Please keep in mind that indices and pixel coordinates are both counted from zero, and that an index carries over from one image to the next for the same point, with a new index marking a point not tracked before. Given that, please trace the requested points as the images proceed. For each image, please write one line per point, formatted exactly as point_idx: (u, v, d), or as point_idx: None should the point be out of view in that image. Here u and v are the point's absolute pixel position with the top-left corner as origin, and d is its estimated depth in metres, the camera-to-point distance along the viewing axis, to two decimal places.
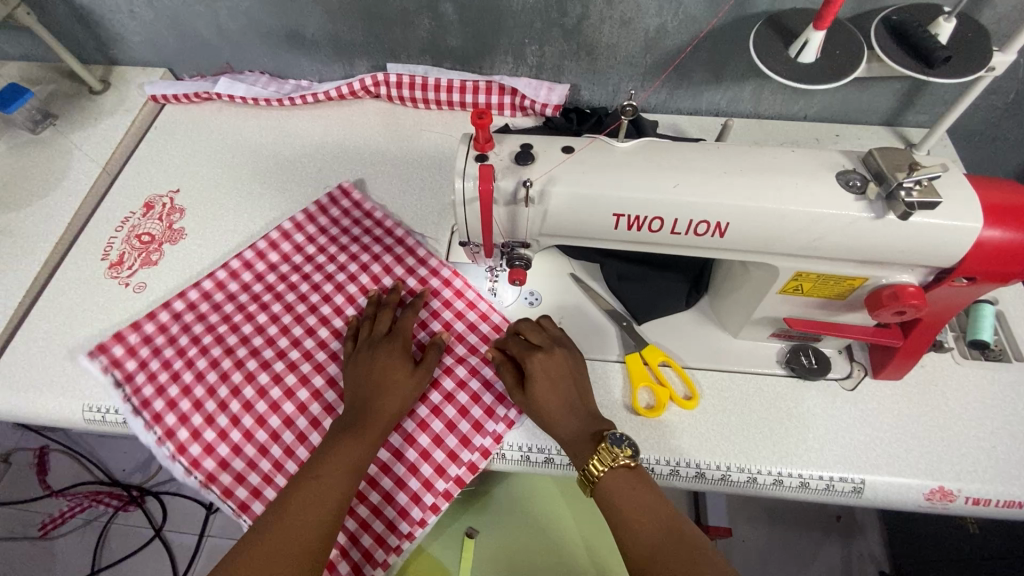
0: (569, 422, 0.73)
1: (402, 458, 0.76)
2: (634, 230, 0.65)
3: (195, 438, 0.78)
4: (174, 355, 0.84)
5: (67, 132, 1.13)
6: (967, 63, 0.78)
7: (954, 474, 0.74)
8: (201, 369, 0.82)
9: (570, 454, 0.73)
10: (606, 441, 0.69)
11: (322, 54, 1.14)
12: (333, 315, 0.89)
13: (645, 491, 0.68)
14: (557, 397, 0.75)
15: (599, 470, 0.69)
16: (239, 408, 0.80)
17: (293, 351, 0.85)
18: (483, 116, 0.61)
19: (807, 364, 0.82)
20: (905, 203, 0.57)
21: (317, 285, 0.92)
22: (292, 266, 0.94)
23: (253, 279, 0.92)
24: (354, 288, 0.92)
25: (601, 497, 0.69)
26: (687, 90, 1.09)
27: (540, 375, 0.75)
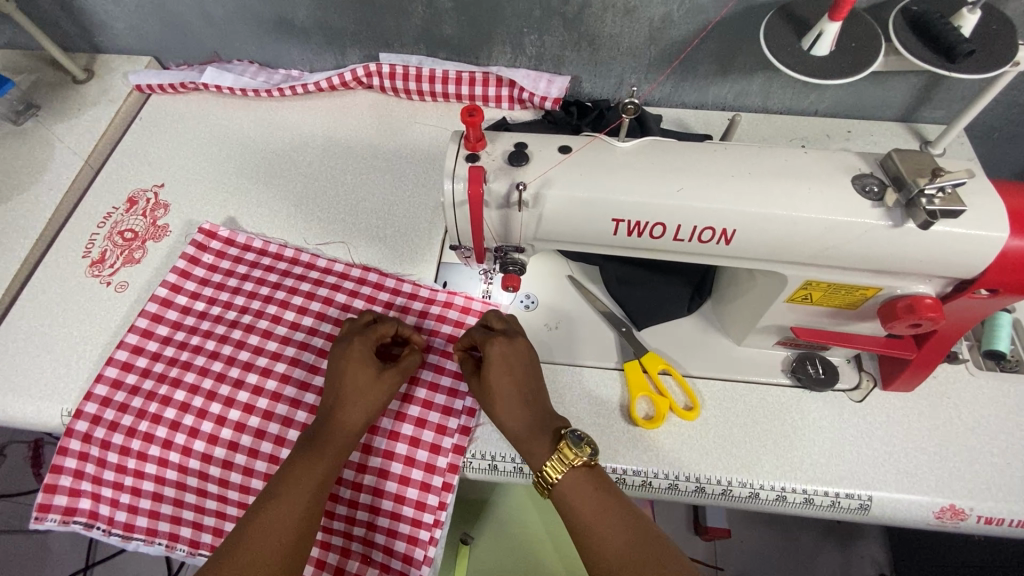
0: (526, 418, 0.68)
1: (389, 465, 0.72)
2: (635, 235, 0.61)
3: (171, 460, 0.74)
4: (121, 372, 0.79)
5: (49, 123, 1.09)
6: (991, 58, 0.73)
7: (966, 492, 0.71)
8: (159, 386, 0.77)
9: (524, 452, 0.68)
10: (567, 440, 0.65)
11: (313, 43, 1.09)
12: (302, 318, 0.83)
13: (606, 495, 0.64)
14: (514, 390, 0.69)
15: (556, 472, 0.64)
16: (206, 439, 0.74)
17: (259, 361, 0.79)
18: (474, 114, 0.56)
19: (815, 375, 0.78)
20: (927, 211, 0.53)
21: (293, 301, 0.85)
22: (267, 282, 0.87)
23: (214, 284, 0.87)
24: (323, 288, 0.86)
25: (558, 502, 0.65)
26: (692, 83, 1.04)
27: (500, 362, 0.70)
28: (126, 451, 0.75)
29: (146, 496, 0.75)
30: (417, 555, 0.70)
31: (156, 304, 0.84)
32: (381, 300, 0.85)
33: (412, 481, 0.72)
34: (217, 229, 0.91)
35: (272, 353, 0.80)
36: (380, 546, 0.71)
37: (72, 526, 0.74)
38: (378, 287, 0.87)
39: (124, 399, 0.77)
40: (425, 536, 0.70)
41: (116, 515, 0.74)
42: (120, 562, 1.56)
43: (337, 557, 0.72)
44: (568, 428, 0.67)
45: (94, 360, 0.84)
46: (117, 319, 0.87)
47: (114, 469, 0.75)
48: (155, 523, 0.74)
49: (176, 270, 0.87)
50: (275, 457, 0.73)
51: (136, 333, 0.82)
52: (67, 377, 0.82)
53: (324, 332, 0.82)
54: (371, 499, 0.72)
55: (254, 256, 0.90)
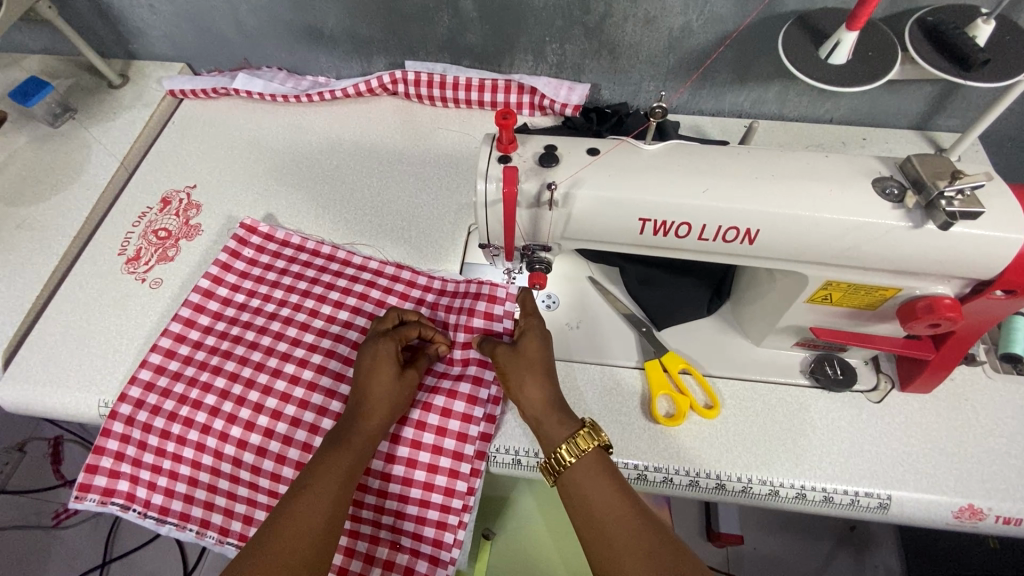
0: (547, 389, 0.70)
1: (417, 454, 0.74)
2: (661, 234, 0.63)
3: (207, 445, 0.77)
4: (165, 358, 0.82)
5: (85, 126, 1.13)
6: (1005, 67, 0.75)
7: (985, 493, 0.72)
8: (201, 373, 0.80)
9: (541, 434, 0.70)
10: (584, 429, 0.67)
11: (340, 50, 1.13)
12: (338, 312, 0.85)
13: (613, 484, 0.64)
14: (542, 362, 0.72)
15: (569, 457, 0.66)
16: (242, 426, 0.76)
17: (297, 352, 0.81)
18: (508, 117, 0.59)
19: (832, 375, 0.80)
20: (946, 212, 0.55)
21: (330, 295, 0.87)
22: (305, 276, 0.90)
23: (253, 278, 0.90)
24: (358, 284, 0.89)
25: (563, 487, 0.66)
26: (710, 91, 1.07)
27: (533, 334, 0.74)
28: (165, 435, 0.77)
29: (182, 480, 0.77)
30: (447, 539, 0.72)
31: (198, 294, 0.87)
32: (413, 297, 0.87)
33: (440, 468, 0.74)
34: (252, 234, 0.94)
35: (309, 345, 0.82)
36: (409, 533, 0.73)
37: (110, 506, 0.76)
38: (410, 284, 0.89)
39: (167, 384, 0.80)
40: (454, 520, 0.73)
41: (151, 501, 0.77)
42: (137, 558, 1.59)
43: (366, 545, 0.74)
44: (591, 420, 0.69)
45: (131, 352, 0.87)
46: (153, 313, 0.90)
47: (154, 452, 0.77)
48: (188, 508, 0.77)
49: (218, 263, 0.90)
50: (309, 445, 0.75)
51: (178, 322, 0.85)
52: (105, 367, 0.85)
53: (359, 326, 0.84)
54: (400, 487, 0.74)
55: (291, 252, 0.93)
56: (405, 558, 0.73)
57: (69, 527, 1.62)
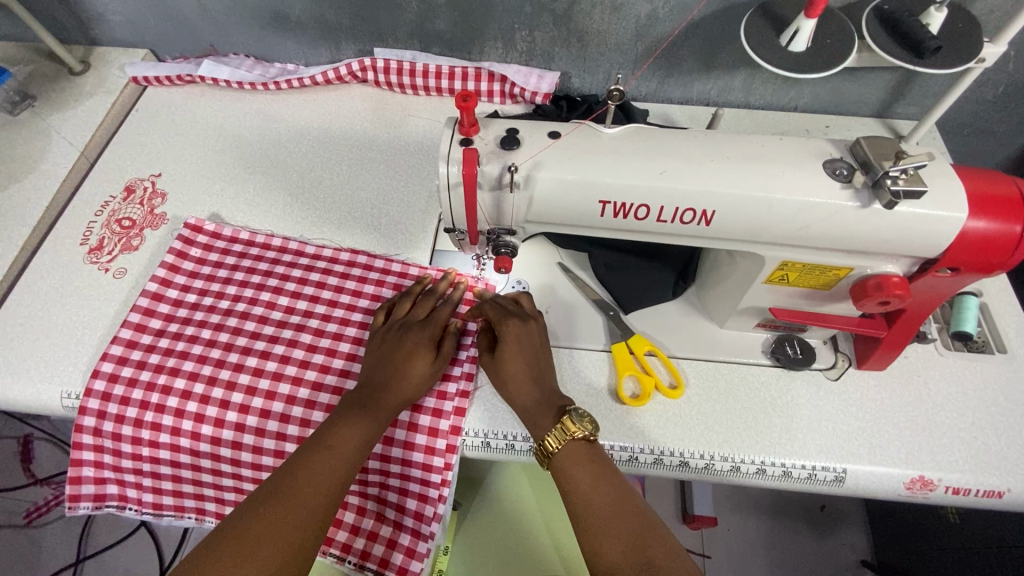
0: (535, 390, 0.73)
1: (395, 431, 0.76)
2: (620, 217, 0.64)
3: (182, 430, 0.78)
4: (154, 338, 0.82)
5: (44, 114, 1.10)
6: (956, 53, 0.77)
7: (934, 464, 0.75)
8: (165, 361, 0.80)
9: (529, 424, 0.73)
10: (568, 415, 0.69)
11: (309, 36, 1.12)
12: (331, 309, 0.85)
13: (598, 467, 0.66)
14: (523, 366, 0.74)
15: (554, 445, 0.68)
16: (216, 414, 0.78)
17: (258, 341, 0.82)
18: (467, 99, 0.59)
19: (792, 355, 0.82)
20: (891, 191, 0.57)
21: (317, 289, 0.87)
22: (298, 270, 0.90)
23: (211, 265, 0.90)
24: (314, 273, 0.89)
25: (558, 472, 0.67)
26: (678, 79, 1.08)
27: (513, 345, 0.74)
28: (139, 420, 0.78)
29: (165, 465, 0.81)
30: (427, 513, 0.76)
31: (155, 284, 0.87)
32: (371, 281, 0.89)
33: (417, 446, 0.76)
34: (204, 223, 0.94)
35: (270, 334, 0.83)
36: (393, 504, 0.78)
37: (107, 474, 0.82)
38: (367, 268, 0.90)
39: (131, 374, 0.79)
40: (434, 494, 0.76)
41: (144, 494, 0.83)
42: (112, 556, 1.57)
43: (353, 516, 0.80)
44: (571, 405, 0.70)
45: (97, 342, 0.85)
46: (118, 304, 0.89)
47: (130, 442, 0.79)
48: (178, 487, 0.83)
49: (173, 251, 0.90)
50: (280, 435, 0.77)
51: (138, 312, 0.84)
52: (74, 350, 0.84)
53: (319, 313, 0.85)
54: (379, 464, 0.77)
55: (245, 239, 0.93)
56: (388, 530, 0.78)
57: (40, 526, 1.59)
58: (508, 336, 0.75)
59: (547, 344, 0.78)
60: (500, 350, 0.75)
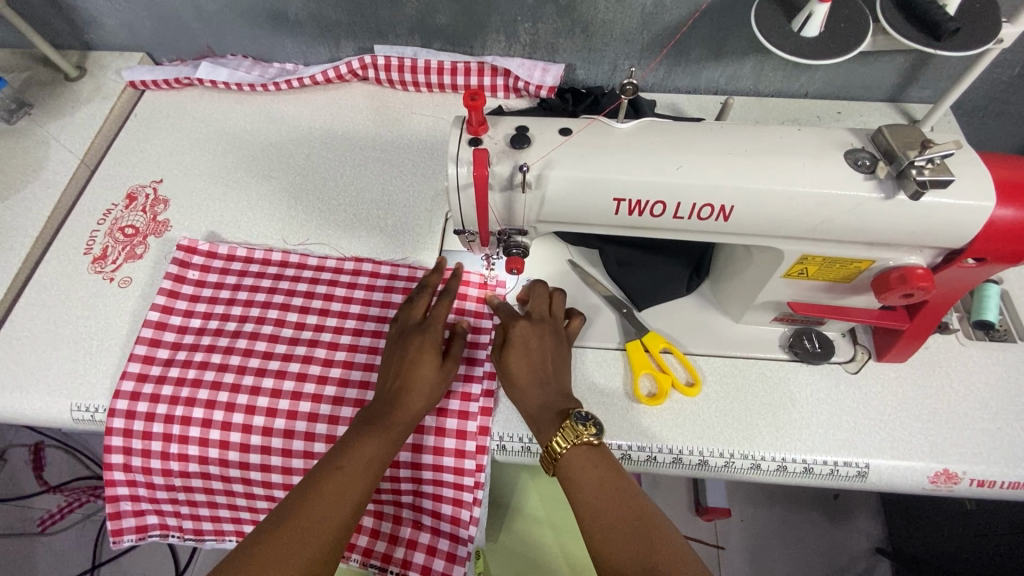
0: (544, 393, 0.72)
1: (420, 456, 0.75)
2: (636, 214, 0.62)
3: (210, 457, 0.78)
4: (163, 368, 0.81)
5: (42, 122, 1.09)
6: (977, 34, 0.75)
7: (958, 456, 0.73)
8: (178, 392, 0.79)
9: (536, 430, 0.71)
10: (571, 418, 0.67)
11: (307, 35, 1.09)
12: (342, 321, 0.84)
13: (610, 470, 0.65)
14: (529, 368, 0.73)
15: (562, 447, 0.65)
16: (241, 439, 0.77)
17: (271, 360, 0.80)
18: (476, 98, 0.57)
19: (811, 349, 0.81)
20: (917, 182, 0.55)
21: (326, 301, 0.86)
22: (304, 281, 0.88)
23: (212, 286, 0.88)
24: (321, 284, 0.88)
25: (562, 475, 0.66)
26: (685, 68, 1.05)
27: (519, 343, 0.74)
28: (165, 450, 0.78)
29: (200, 491, 0.82)
30: (464, 517, 0.76)
31: (157, 312, 0.85)
32: (379, 288, 0.87)
33: (445, 467, 0.75)
34: (197, 243, 0.91)
35: (282, 351, 0.81)
36: (429, 511, 0.78)
37: (142, 505, 0.82)
38: (373, 275, 0.89)
39: (147, 409, 0.78)
40: (469, 498, 0.75)
41: (183, 521, 0.84)
42: (127, 561, 1.58)
43: (390, 524, 0.81)
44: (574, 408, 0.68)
45: (104, 356, 0.84)
46: (124, 315, 0.88)
47: (162, 473, 0.79)
48: (215, 511, 0.83)
49: (170, 276, 0.88)
50: (309, 451, 0.77)
51: (143, 343, 0.82)
52: (81, 374, 0.83)
53: (330, 326, 0.84)
54: (411, 483, 0.77)
55: (243, 254, 0.91)
56: (427, 536, 0.79)
57: (56, 533, 1.60)
58: (517, 335, 0.74)
59: (558, 343, 0.76)
60: (507, 349, 0.74)
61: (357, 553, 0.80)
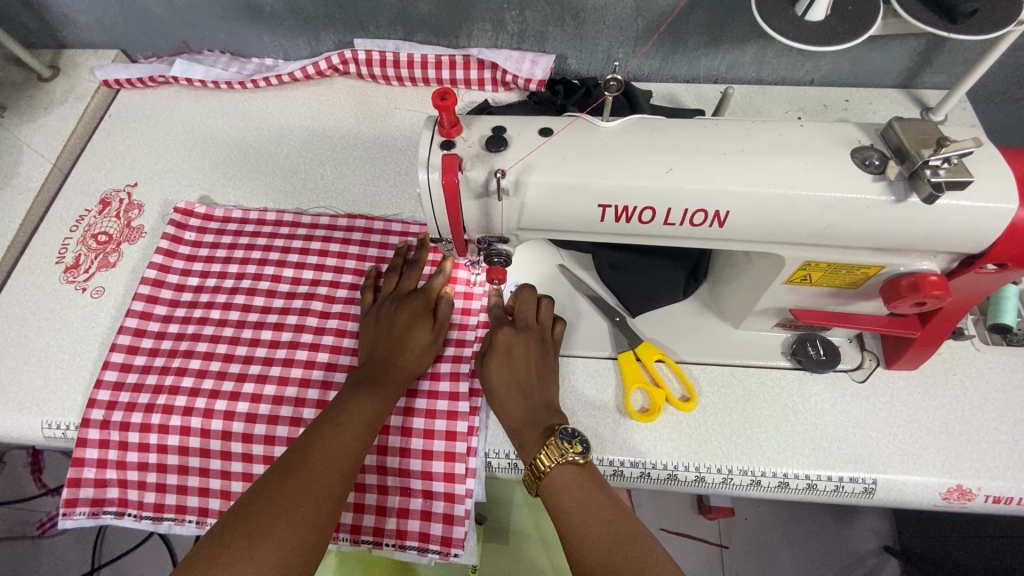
0: (528, 404, 0.69)
1: (414, 401, 0.74)
2: (623, 221, 0.57)
3: (192, 434, 0.75)
4: (156, 342, 0.81)
5: (14, 125, 1.05)
6: (997, 16, 0.69)
7: (973, 471, 0.69)
8: (163, 380, 0.78)
9: (518, 446, 0.67)
10: (555, 435, 0.63)
11: (285, 28, 1.04)
12: (331, 305, 0.83)
13: (594, 489, 0.61)
14: (512, 378, 0.70)
15: (546, 465, 0.62)
16: (223, 422, 0.75)
17: (259, 344, 0.80)
18: (445, 97, 0.52)
19: (815, 356, 0.76)
20: (932, 184, 0.50)
21: (315, 286, 0.85)
22: (291, 264, 0.86)
23: (204, 260, 0.88)
24: (308, 267, 0.86)
25: (547, 497, 0.62)
26: (682, 55, 1.00)
27: (502, 353, 0.72)
28: (146, 427, 0.75)
29: (172, 470, 0.75)
30: (458, 471, 0.71)
31: (147, 286, 0.84)
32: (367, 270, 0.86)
33: (438, 412, 0.73)
34: (194, 207, 0.92)
35: (264, 354, 0.79)
36: (418, 474, 0.71)
37: (105, 475, 0.75)
38: (360, 257, 0.87)
39: (136, 380, 0.78)
40: (462, 449, 0.72)
41: (144, 494, 0.75)
42: (126, 564, 1.57)
43: (375, 497, 0.72)
44: (559, 424, 0.65)
45: (76, 371, 0.81)
46: (97, 327, 0.85)
47: (137, 450, 0.75)
48: (183, 479, 0.75)
49: (163, 247, 0.87)
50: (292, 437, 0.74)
51: (120, 350, 0.80)
52: (51, 389, 0.80)
53: (312, 326, 0.81)
54: (400, 438, 0.72)
55: (237, 216, 0.92)
56: (420, 502, 0.71)
57: (54, 537, 1.60)
58: (500, 343, 0.72)
59: (545, 355, 0.73)
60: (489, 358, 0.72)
61: (344, 531, 0.72)
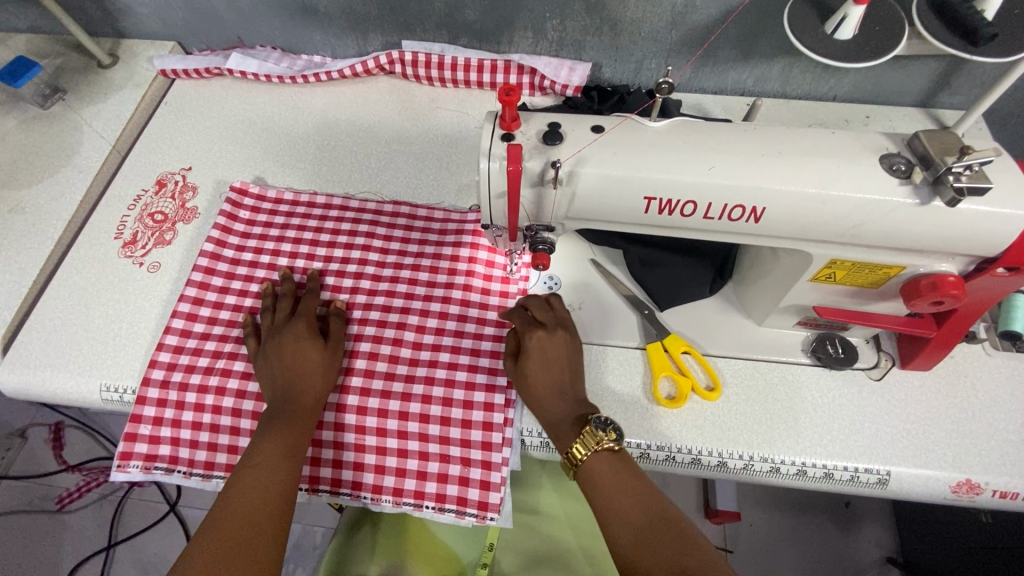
0: (562, 401, 0.72)
1: (456, 373, 0.80)
2: (665, 213, 0.62)
3: (248, 394, 0.80)
4: (214, 310, 0.86)
5: (76, 108, 1.11)
6: (1014, 41, 0.74)
7: (982, 467, 0.73)
8: (222, 346, 0.83)
9: (554, 437, 0.71)
10: (590, 424, 0.67)
11: (336, 27, 1.10)
12: (378, 284, 0.88)
13: (631, 477, 0.66)
14: (549, 375, 0.73)
15: (582, 453, 0.67)
16: None
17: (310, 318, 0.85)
18: (511, 93, 0.57)
19: (835, 354, 0.80)
20: (954, 188, 0.54)
21: (362, 266, 0.90)
22: (340, 246, 0.92)
23: (255, 239, 0.93)
24: (355, 249, 0.92)
25: (585, 484, 0.67)
26: (713, 68, 1.05)
27: (537, 352, 0.74)
28: (204, 387, 0.80)
29: (223, 432, 0.79)
30: (495, 440, 0.76)
31: (205, 259, 0.90)
32: (410, 253, 0.91)
33: (478, 385, 0.79)
34: (249, 186, 0.98)
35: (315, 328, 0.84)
36: (457, 442, 0.77)
37: (160, 434, 0.79)
38: (404, 241, 0.92)
39: (195, 345, 0.83)
40: (499, 419, 0.77)
41: (195, 453, 0.79)
42: (142, 541, 1.60)
43: (416, 461, 0.76)
44: (593, 414, 0.68)
45: (133, 338, 0.86)
46: (154, 298, 0.90)
47: (193, 410, 0.79)
48: (235, 439, 0.79)
49: (218, 227, 0.93)
50: (342, 405, 0.78)
51: (180, 318, 0.85)
52: (110, 354, 0.85)
53: (361, 302, 0.87)
54: (441, 408, 0.78)
55: (290, 199, 0.98)
56: (458, 469, 0.76)
57: (73, 511, 1.63)
58: (534, 343, 0.75)
59: (576, 349, 0.76)
60: (524, 358, 0.74)
61: (387, 493, 0.76)
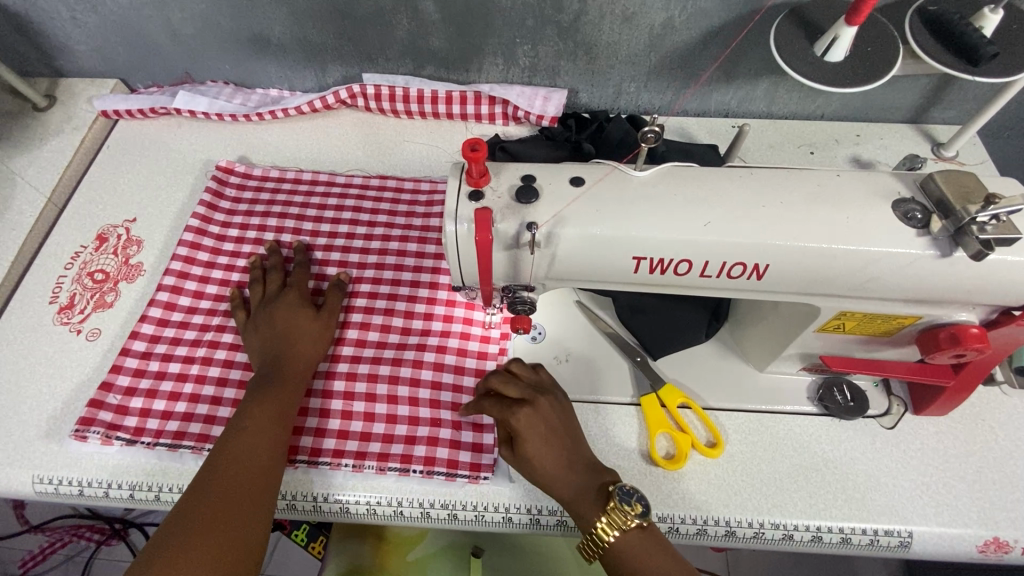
0: (576, 473, 0.64)
1: (439, 412, 0.74)
2: (657, 272, 0.55)
3: (224, 401, 0.76)
4: (187, 315, 0.83)
5: (7, 157, 1.01)
6: (1014, 60, 0.69)
7: (1010, 523, 0.67)
8: (189, 367, 0.79)
9: (574, 514, 0.63)
10: (615, 499, 0.60)
11: (291, 59, 1.02)
12: (365, 271, 0.86)
13: (664, 553, 0.60)
14: (553, 456, 0.63)
15: (609, 534, 0.60)
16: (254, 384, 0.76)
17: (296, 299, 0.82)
18: (478, 148, 0.50)
19: (843, 402, 0.74)
20: (980, 241, 0.48)
21: (346, 255, 0.88)
22: (324, 234, 0.90)
23: (234, 237, 0.90)
24: (336, 249, 0.88)
25: (613, 562, 0.61)
26: (694, 90, 0.99)
27: (529, 437, 0.63)
28: (178, 390, 0.77)
29: (196, 420, 0.74)
30: (485, 461, 0.71)
31: (165, 294, 0.83)
32: (393, 253, 0.87)
33: (465, 387, 0.76)
34: (234, 165, 0.97)
35: None
36: (445, 442, 0.72)
37: (127, 420, 0.75)
38: (382, 253, 0.88)
39: (165, 350, 0.80)
40: (489, 440, 0.72)
41: (166, 424, 0.74)
42: None
43: (403, 445, 0.72)
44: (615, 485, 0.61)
45: (67, 420, 0.76)
46: (91, 370, 0.80)
47: (167, 398, 0.76)
48: (208, 428, 0.74)
49: (179, 258, 0.86)
50: (320, 430, 0.72)
51: (157, 310, 0.82)
52: (41, 438, 0.75)
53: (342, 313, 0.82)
54: (430, 411, 0.74)
55: (276, 176, 0.97)
56: (446, 452, 0.71)
57: None
58: (521, 426, 0.63)
59: (567, 416, 0.67)
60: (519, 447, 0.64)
61: (371, 460, 0.71)
